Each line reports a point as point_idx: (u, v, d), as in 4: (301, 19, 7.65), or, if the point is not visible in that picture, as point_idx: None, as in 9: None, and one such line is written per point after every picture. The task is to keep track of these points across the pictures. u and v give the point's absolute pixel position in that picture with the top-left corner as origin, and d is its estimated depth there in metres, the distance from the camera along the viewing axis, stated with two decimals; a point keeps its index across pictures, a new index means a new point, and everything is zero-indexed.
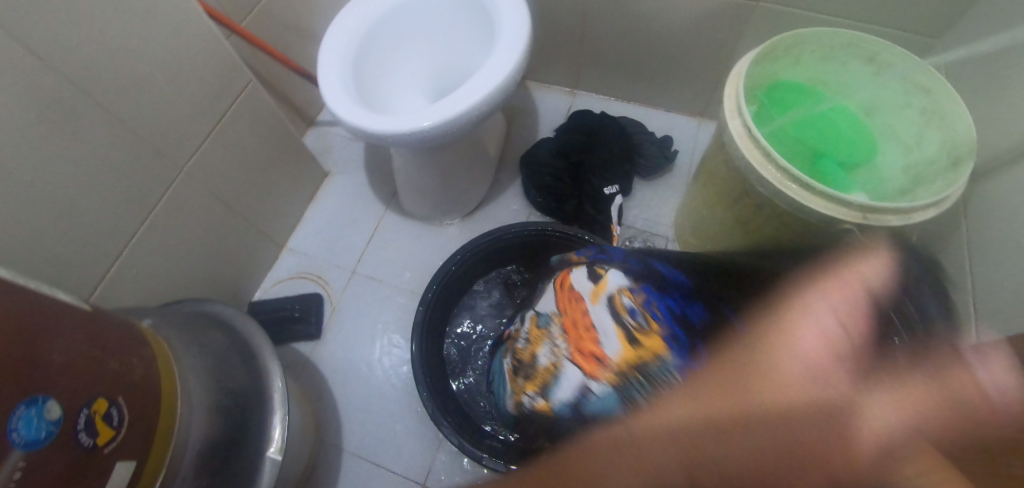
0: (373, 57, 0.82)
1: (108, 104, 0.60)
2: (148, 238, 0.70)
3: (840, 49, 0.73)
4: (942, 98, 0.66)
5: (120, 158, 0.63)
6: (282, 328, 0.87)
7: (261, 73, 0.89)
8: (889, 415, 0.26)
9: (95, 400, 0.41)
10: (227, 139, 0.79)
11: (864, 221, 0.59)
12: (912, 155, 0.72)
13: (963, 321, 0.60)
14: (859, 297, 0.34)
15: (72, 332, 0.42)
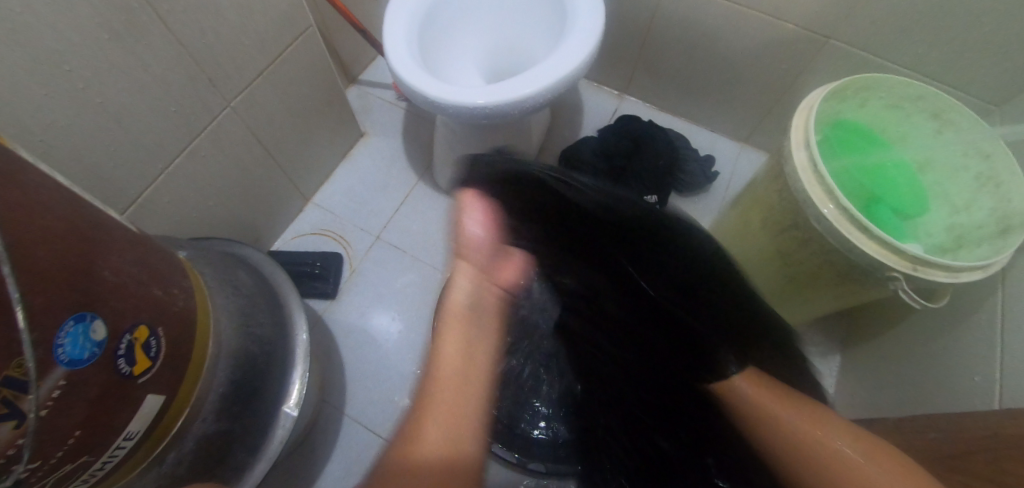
0: (439, 24, 0.80)
1: (172, 23, 0.58)
2: (184, 167, 0.67)
3: (908, 100, 0.74)
4: (1002, 166, 0.68)
5: (173, 80, 0.61)
6: (298, 282, 0.85)
7: (317, 20, 0.86)
8: None
9: (137, 326, 0.39)
10: (277, 82, 0.76)
11: (913, 272, 0.59)
12: (956, 217, 0.72)
13: (986, 387, 0.60)
14: None
15: (122, 251, 0.40)
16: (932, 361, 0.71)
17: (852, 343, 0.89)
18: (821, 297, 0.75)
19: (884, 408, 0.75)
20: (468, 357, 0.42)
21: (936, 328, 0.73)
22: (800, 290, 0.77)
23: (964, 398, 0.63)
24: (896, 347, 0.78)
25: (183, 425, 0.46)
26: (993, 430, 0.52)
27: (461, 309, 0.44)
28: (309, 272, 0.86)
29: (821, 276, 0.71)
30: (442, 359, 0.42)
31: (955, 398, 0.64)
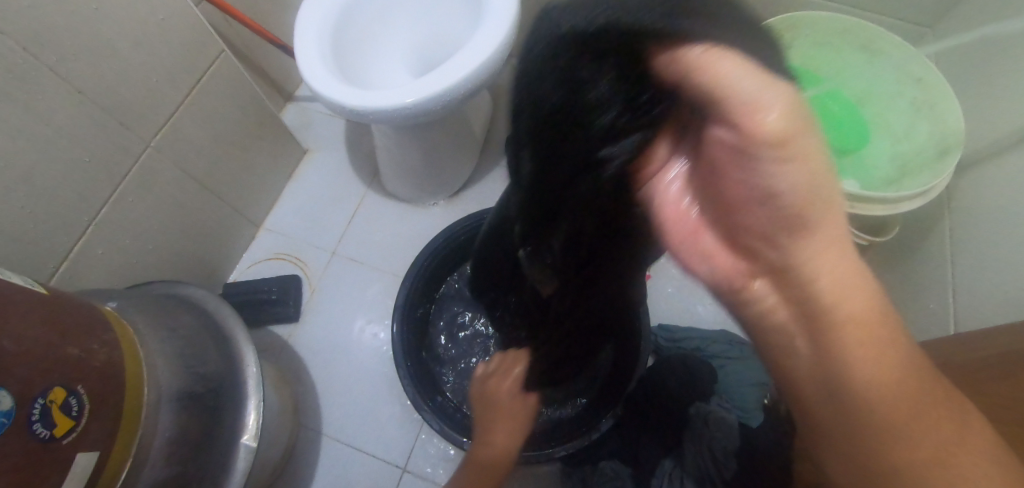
0: (355, 30, 0.79)
1: (66, 72, 0.56)
2: (114, 215, 0.67)
3: (835, 36, 0.74)
4: (934, 90, 0.68)
5: (81, 130, 0.60)
6: (258, 309, 0.84)
7: (234, 44, 0.85)
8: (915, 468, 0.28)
9: (52, 389, 0.39)
10: (199, 112, 0.75)
11: (852, 209, 0.60)
12: (898, 146, 0.68)
13: (943, 313, 0.60)
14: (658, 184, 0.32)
15: (27, 316, 0.40)
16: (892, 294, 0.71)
17: None
18: None
19: None
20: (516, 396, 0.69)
21: (893, 261, 0.73)
22: None
23: (924, 327, 0.63)
24: None
25: (130, 476, 0.46)
26: (944, 357, 0.52)
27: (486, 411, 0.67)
28: (267, 298, 0.85)
29: None
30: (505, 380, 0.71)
31: (916, 327, 0.64)
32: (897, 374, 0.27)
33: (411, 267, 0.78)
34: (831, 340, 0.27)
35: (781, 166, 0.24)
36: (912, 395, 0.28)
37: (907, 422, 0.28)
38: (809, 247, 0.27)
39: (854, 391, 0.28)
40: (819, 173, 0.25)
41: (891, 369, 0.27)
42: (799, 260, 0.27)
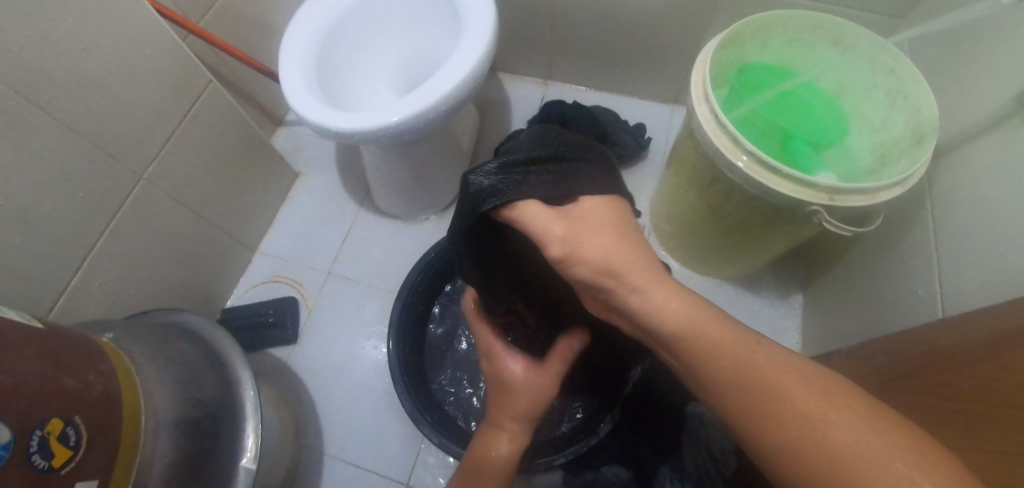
0: (337, 55, 0.81)
1: (56, 111, 0.58)
2: (110, 248, 0.68)
3: (806, 31, 0.73)
4: (907, 79, 0.67)
5: (73, 166, 0.61)
6: (256, 333, 0.86)
7: (220, 73, 0.87)
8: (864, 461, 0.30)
9: (48, 421, 0.40)
10: (190, 142, 0.77)
11: (831, 202, 0.60)
12: (877, 136, 0.71)
13: (930, 299, 0.61)
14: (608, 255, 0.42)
15: (22, 351, 0.41)
16: (878, 282, 0.71)
17: (810, 278, 0.90)
18: (764, 244, 0.76)
19: (845, 336, 0.76)
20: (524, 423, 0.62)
21: (878, 250, 0.73)
22: (742, 241, 0.78)
23: (912, 314, 0.63)
24: (848, 273, 0.79)
25: None
26: (931, 343, 0.52)
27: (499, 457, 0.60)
28: (264, 321, 0.86)
29: (755, 224, 0.72)
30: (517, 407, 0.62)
31: (904, 314, 0.65)
32: (751, 352, 0.36)
33: (399, 292, 0.78)
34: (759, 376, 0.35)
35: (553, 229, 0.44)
36: (774, 363, 0.35)
37: (781, 379, 0.34)
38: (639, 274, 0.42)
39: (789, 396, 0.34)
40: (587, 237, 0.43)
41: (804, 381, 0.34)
42: (647, 306, 0.41)
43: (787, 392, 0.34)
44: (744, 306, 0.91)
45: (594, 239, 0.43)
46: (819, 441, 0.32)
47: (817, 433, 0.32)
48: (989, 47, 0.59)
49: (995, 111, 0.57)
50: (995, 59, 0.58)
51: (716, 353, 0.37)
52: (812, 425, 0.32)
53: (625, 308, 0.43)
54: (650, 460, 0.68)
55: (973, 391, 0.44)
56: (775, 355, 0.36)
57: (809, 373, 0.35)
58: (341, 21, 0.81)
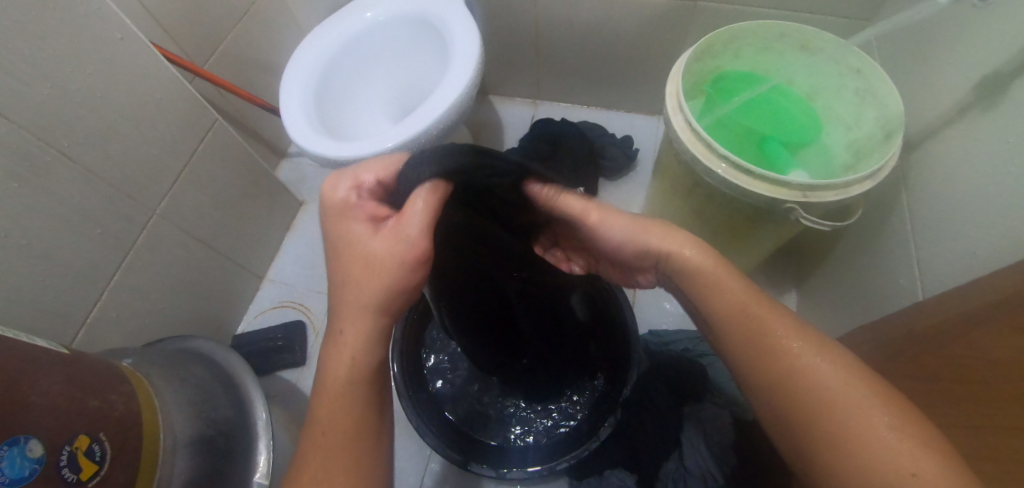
0: (334, 87, 0.86)
1: (75, 154, 0.63)
2: (126, 280, 0.72)
3: (774, 40, 0.78)
4: (873, 77, 0.70)
5: (91, 204, 0.66)
6: (266, 358, 0.89)
7: (225, 112, 0.93)
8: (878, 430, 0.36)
9: (76, 437, 0.43)
10: (199, 177, 0.81)
11: (805, 199, 0.63)
12: (852, 133, 0.74)
13: (910, 286, 0.63)
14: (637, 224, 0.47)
15: (51, 374, 0.44)
16: (863, 275, 0.73)
17: (802, 276, 0.92)
18: (750, 244, 0.79)
19: (837, 330, 0.78)
20: (375, 308, 0.41)
21: (861, 243, 0.76)
22: (729, 242, 0.80)
23: (896, 302, 0.65)
24: (836, 269, 0.81)
25: None
26: (910, 326, 0.54)
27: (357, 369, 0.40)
28: (274, 345, 0.89)
29: (738, 225, 0.75)
30: (352, 288, 0.41)
31: (889, 303, 0.67)
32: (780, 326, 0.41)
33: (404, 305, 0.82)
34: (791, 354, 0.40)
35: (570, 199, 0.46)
36: (795, 336, 0.40)
37: (793, 346, 0.40)
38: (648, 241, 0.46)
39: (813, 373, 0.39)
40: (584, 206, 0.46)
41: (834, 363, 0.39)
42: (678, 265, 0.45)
43: (804, 361, 0.39)
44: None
45: (625, 213, 0.47)
46: (824, 399, 0.38)
47: (824, 394, 0.38)
48: (945, 43, 0.62)
49: (955, 103, 0.60)
50: (951, 55, 0.61)
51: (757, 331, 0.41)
52: (818, 386, 0.38)
53: (667, 266, 0.47)
54: (651, 460, 0.70)
55: (947, 368, 0.46)
56: (799, 327, 0.41)
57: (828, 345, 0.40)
58: (335, 57, 0.86)
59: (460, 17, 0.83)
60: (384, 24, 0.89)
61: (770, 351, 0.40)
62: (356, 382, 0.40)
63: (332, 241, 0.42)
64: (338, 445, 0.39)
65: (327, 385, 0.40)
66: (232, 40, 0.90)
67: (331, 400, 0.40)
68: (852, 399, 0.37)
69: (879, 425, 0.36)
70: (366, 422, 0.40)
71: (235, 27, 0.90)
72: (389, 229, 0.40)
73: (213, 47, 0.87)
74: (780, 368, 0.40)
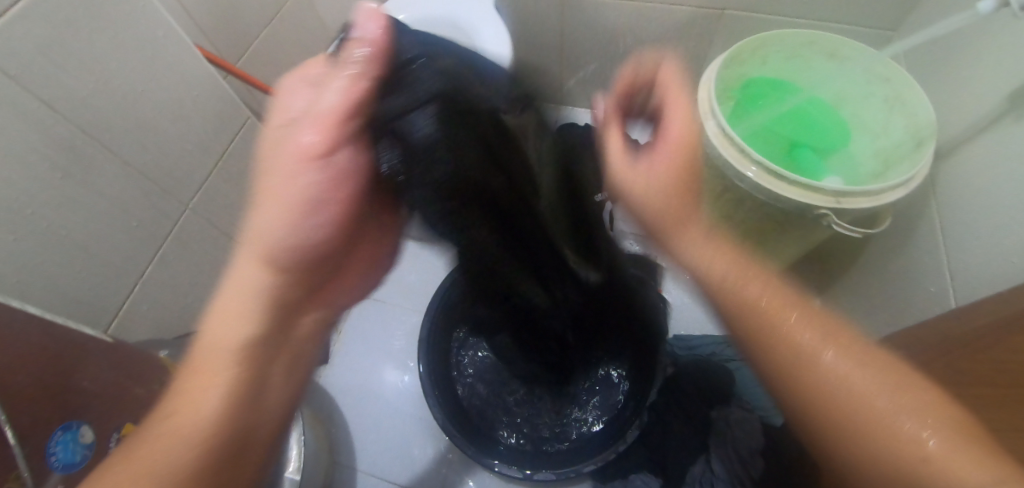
0: None
1: (116, 147, 0.64)
2: (157, 274, 0.73)
3: (804, 47, 0.78)
4: (901, 86, 0.71)
5: (128, 197, 0.67)
6: None
7: (254, 110, 0.94)
8: (932, 444, 0.35)
9: (123, 425, 0.44)
10: (229, 173, 0.82)
11: (839, 205, 0.64)
12: (879, 142, 0.75)
13: (942, 293, 0.63)
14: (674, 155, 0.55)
15: (101, 361, 0.45)
16: (890, 283, 0.74)
17: (827, 284, 0.92)
18: (775, 249, 0.79)
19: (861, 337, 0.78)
20: (277, 232, 0.43)
21: (888, 251, 0.76)
22: (753, 248, 0.81)
23: (925, 309, 0.65)
24: (861, 278, 0.81)
25: None
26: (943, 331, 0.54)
27: (274, 262, 0.43)
28: None
29: (765, 231, 0.75)
30: (267, 212, 0.44)
31: (918, 311, 0.67)
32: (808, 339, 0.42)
33: (434, 295, 0.80)
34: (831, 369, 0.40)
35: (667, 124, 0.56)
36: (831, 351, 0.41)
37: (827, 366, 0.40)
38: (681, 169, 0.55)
39: (855, 395, 0.39)
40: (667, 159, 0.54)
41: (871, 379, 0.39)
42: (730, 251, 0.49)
43: (850, 384, 0.39)
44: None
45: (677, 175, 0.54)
46: (871, 413, 0.38)
47: (874, 413, 0.38)
48: (976, 54, 0.63)
49: (984, 114, 0.61)
50: (982, 64, 0.62)
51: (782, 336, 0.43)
52: (829, 383, 0.40)
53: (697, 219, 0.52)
54: (676, 465, 0.70)
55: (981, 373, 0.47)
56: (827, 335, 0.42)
57: (886, 370, 0.39)
58: None
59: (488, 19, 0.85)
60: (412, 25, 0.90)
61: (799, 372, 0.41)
62: (215, 384, 0.39)
63: (271, 136, 0.44)
64: (190, 448, 0.36)
65: (204, 347, 0.41)
66: (262, 39, 0.92)
67: (192, 380, 0.39)
68: (909, 422, 0.37)
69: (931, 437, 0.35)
70: (213, 431, 0.38)
71: (266, 27, 0.92)
72: (294, 138, 0.43)
73: (245, 46, 0.89)
74: (821, 395, 0.40)
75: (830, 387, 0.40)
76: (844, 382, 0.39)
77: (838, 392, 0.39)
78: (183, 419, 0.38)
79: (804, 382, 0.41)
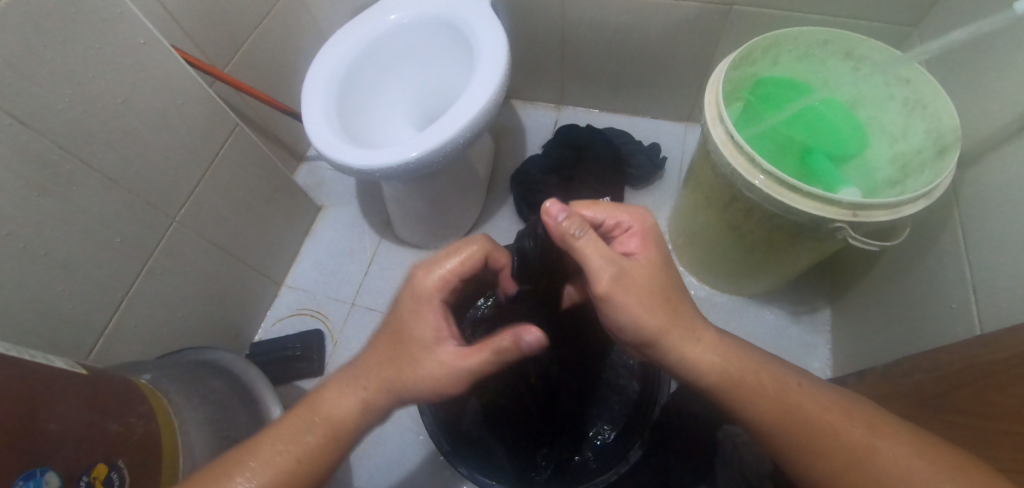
0: (357, 93, 0.84)
1: (97, 162, 0.61)
2: (145, 289, 0.71)
3: (817, 47, 0.74)
4: (923, 88, 0.66)
5: (112, 212, 0.64)
6: (284, 367, 0.87)
7: (245, 115, 0.91)
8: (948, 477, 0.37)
9: (94, 466, 0.41)
10: (219, 182, 0.80)
11: (855, 218, 0.60)
12: (898, 146, 0.71)
13: (965, 311, 0.59)
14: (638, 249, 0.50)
15: (69, 398, 0.43)
16: (908, 297, 0.70)
17: (837, 292, 0.88)
18: (785, 260, 0.76)
19: (875, 352, 0.74)
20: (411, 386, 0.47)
21: (904, 263, 0.72)
22: (762, 259, 0.77)
23: (946, 327, 0.61)
24: (875, 290, 0.78)
25: None
26: (967, 357, 0.50)
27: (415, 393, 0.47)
28: (292, 354, 0.87)
29: (776, 242, 0.72)
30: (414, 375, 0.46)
31: (938, 328, 0.63)
32: (775, 383, 0.45)
33: None
34: (822, 422, 0.43)
35: (626, 238, 0.52)
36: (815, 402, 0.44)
37: (825, 419, 0.43)
38: (625, 287, 0.47)
39: (854, 446, 0.41)
40: (647, 254, 0.49)
41: (855, 419, 0.42)
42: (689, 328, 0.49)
43: (829, 421, 0.42)
44: (768, 324, 0.89)
45: (643, 294, 0.47)
46: (854, 448, 0.41)
47: (862, 452, 0.40)
48: (1005, 54, 0.59)
49: (1014, 119, 0.56)
50: (1012, 65, 0.57)
51: (760, 388, 0.45)
52: (830, 433, 0.42)
53: (624, 239, 0.52)
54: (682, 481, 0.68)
55: (999, 405, 0.44)
56: (811, 393, 0.45)
57: (838, 402, 0.44)
58: (355, 60, 0.83)
59: (485, 19, 0.81)
60: (406, 26, 0.86)
61: (801, 428, 0.43)
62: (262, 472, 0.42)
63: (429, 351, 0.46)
64: None
65: (309, 410, 0.46)
66: (252, 42, 0.89)
67: (282, 440, 0.44)
68: (914, 455, 0.39)
69: (938, 462, 0.38)
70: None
71: (256, 30, 0.89)
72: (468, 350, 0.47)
73: (234, 49, 0.86)
74: (827, 452, 0.42)
75: (822, 443, 0.42)
76: (840, 430, 0.42)
77: (832, 444, 0.42)
78: (280, 462, 0.43)
79: (811, 436, 0.42)
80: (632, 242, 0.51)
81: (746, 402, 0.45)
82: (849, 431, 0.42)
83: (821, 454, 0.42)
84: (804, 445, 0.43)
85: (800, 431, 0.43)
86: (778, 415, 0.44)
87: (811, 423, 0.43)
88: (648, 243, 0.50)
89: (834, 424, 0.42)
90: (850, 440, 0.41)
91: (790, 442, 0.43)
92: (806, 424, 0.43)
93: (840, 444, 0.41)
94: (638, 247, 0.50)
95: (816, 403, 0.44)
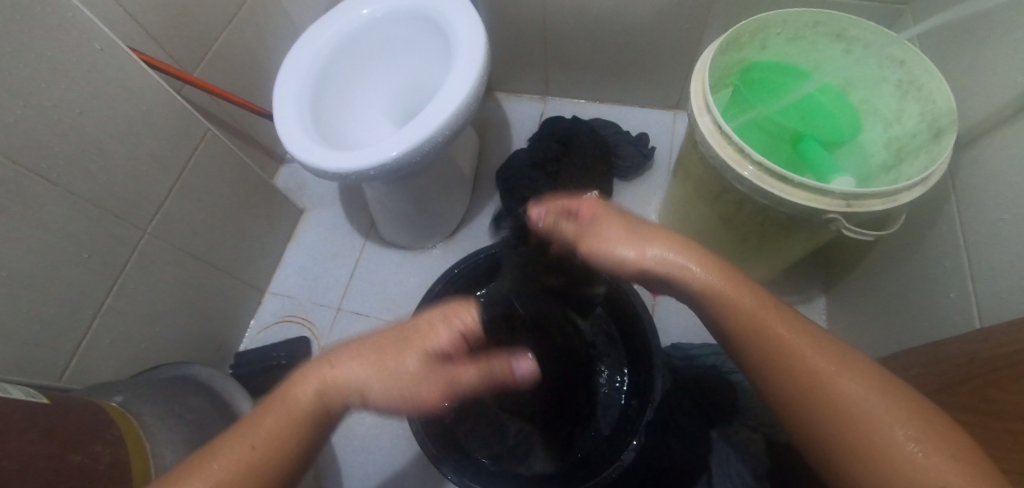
0: (331, 92, 0.81)
1: (58, 177, 0.59)
2: (118, 305, 0.68)
3: (807, 28, 0.70)
4: (918, 69, 0.63)
5: (78, 228, 0.62)
6: (268, 376, 0.84)
7: (219, 119, 0.88)
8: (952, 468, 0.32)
9: None
10: (192, 190, 0.77)
11: (848, 208, 0.57)
12: (892, 130, 0.68)
13: (963, 301, 0.57)
14: (605, 211, 0.49)
15: (24, 431, 0.41)
16: (904, 286, 0.68)
17: (832, 281, 0.86)
18: (778, 251, 0.74)
19: (872, 342, 0.73)
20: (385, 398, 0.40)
21: (900, 250, 0.70)
22: (754, 250, 0.75)
23: (944, 317, 0.60)
24: (871, 278, 0.76)
25: None
26: (967, 352, 0.48)
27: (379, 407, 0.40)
28: (275, 363, 0.84)
29: (767, 233, 0.69)
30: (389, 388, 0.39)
31: (934, 319, 0.61)
32: (773, 320, 0.40)
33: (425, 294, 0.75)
34: (821, 373, 0.37)
35: (593, 203, 0.50)
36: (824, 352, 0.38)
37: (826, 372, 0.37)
38: (604, 243, 0.47)
39: (847, 405, 0.36)
40: (612, 217, 0.48)
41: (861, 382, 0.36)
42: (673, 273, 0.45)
43: (833, 379, 0.37)
44: None
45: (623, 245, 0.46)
46: (851, 405, 0.35)
47: (860, 408, 0.35)
48: (1003, 31, 0.56)
49: (1014, 100, 0.54)
50: (1010, 43, 0.55)
51: (758, 324, 0.41)
52: (824, 386, 0.37)
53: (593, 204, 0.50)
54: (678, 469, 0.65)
55: (1000, 403, 0.42)
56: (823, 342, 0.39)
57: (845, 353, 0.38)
58: (328, 57, 0.80)
59: (462, 10, 0.78)
60: (380, 19, 0.83)
61: (795, 374, 0.38)
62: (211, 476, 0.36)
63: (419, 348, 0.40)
64: None
65: (277, 400, 0.39)
66: (222, 43, 0.85)
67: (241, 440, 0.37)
68: (914, 432, 0.34)
69: (945, 451, 0.32)
70: None
71: (226, 29, 0.85)
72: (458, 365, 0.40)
73: (204, 51, 0.82)
74: (814, 404, 0.37)
75: (815, 395, 0.37)
76: (841, 385, 0.36)
77: (828, 395, 0.36)
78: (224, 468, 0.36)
79: (802, 389, 0.37)
80: (595, 206, 0.49)
81: (749, 337, 0.40)
82: (854, 388, 0.36)
83: (811, 405, 0.37)
84: (794, 393, 0.38)
85: (797, 379, 0.38)
86: (774, 354, 0.39)
87: (809, 371, 0.37)
88: (606, 209, 0.49)
89: (837, 379, 0.37)
90: (850, 395, 0.36)
91: (781, 385, 0.38)
92: (802, 373, 0.38)
93: (836, 397, 0.36)
94: (603, 210, 0.49)
95: (825, 350, 0.38)
